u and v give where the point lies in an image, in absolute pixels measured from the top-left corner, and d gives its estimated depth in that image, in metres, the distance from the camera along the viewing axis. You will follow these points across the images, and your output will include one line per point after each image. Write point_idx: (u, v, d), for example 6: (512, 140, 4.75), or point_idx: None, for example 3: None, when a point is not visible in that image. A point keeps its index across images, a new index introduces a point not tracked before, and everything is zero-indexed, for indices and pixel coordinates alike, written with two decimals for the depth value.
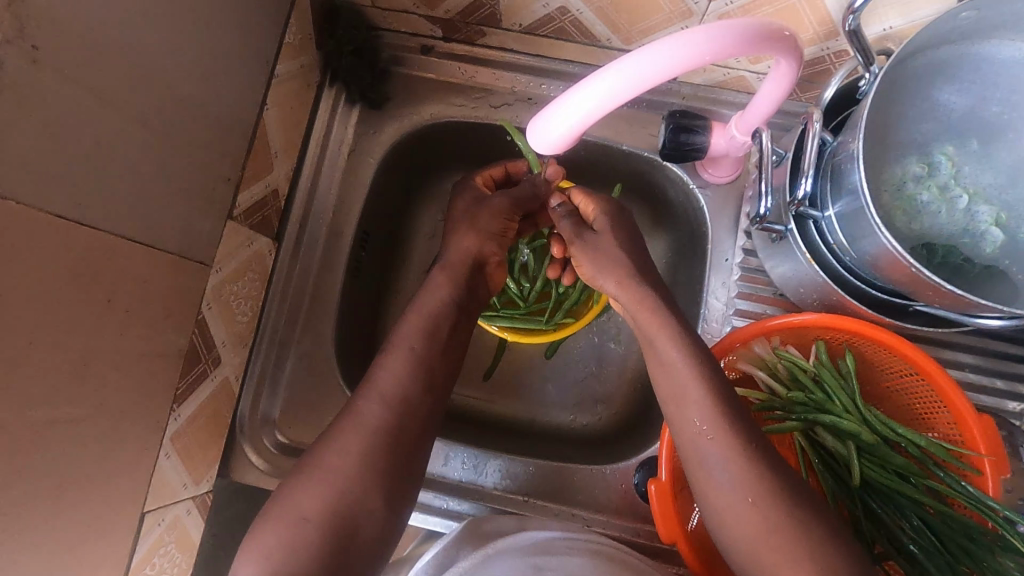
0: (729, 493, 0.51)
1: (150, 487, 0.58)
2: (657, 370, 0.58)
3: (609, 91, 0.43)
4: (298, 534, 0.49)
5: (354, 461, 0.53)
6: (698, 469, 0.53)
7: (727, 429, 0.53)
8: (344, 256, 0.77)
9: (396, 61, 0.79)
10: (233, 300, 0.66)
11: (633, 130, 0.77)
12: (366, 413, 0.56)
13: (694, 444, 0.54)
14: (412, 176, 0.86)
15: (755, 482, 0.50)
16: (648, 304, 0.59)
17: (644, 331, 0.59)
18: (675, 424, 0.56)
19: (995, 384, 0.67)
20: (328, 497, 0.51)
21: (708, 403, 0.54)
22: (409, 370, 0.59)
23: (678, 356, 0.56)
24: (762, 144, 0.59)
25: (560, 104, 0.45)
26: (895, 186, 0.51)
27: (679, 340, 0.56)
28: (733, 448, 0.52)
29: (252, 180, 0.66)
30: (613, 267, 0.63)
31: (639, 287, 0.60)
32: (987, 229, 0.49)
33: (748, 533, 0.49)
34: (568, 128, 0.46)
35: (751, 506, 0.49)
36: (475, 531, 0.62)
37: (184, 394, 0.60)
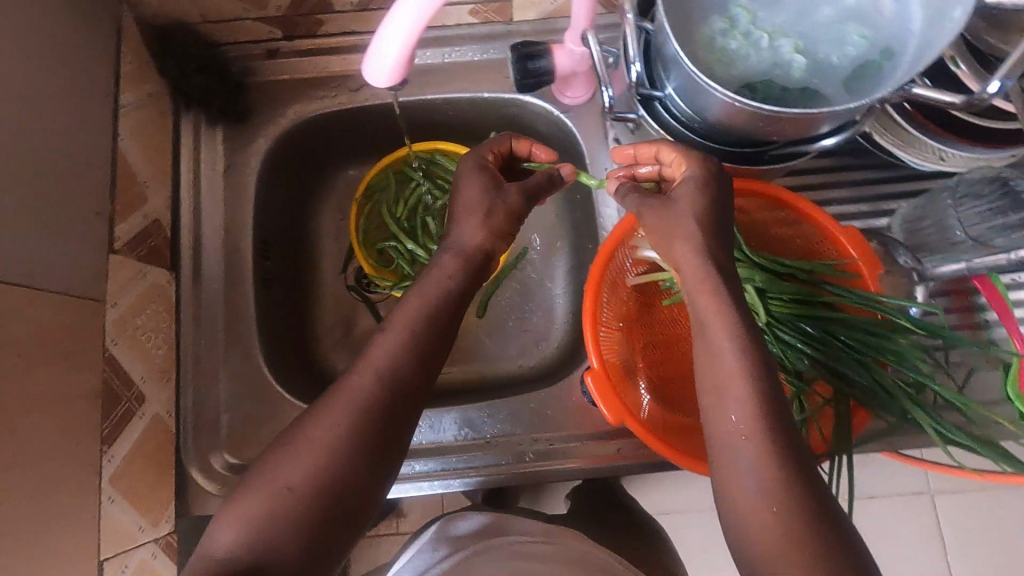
0: (755, 495, 0.44)
1: (101, 532, 0.57)
2: (697, 347, 0.50)
3: (405, 27, 0.47)
4: (278, 503, 0.48)
5: (325, 440, 0.51)
6: (722, 466, 0.47)
7: (769, 431, 0.45)
8: (249, 271, 0.77)
9: (247, 71, 0.79)
10: (143, 334, 0.65)
11: (490, 77, 0.81)
12: (356, 387, 0.53)
13: (732, 450, 0.46)
14: (298, 180, 0.87)
15: (784, 489, 0.43)
16: (711, 290, 0.49)
17: (699, 318, 0.50)
18: (707, 417, 0.49)
19: (861, 208, 0.76)
20: (308, 469, 0.50)
21: (750, 397, 0.46)
22: (406, 345, 0.55)
23: (732, 346, 0.48)
24: (592, 48, 0.63)
25: (374, 52, 0.49)
26: (707, 44, 0.56)
27: (731, 325, 0.48)
28: (770, 447, 0.45)
29: (126, 212, 0.66)
30: (687, 233, 0.52)
31: (704, 264, 0.51)
32: (791, 57, 0.56)
33: (762, 531, 0.43)
34: (391, 67, 0.49)
35: (773, 514, 0.43)
36: (444, 532, 0.71)
37: (113, 434, 0.59)
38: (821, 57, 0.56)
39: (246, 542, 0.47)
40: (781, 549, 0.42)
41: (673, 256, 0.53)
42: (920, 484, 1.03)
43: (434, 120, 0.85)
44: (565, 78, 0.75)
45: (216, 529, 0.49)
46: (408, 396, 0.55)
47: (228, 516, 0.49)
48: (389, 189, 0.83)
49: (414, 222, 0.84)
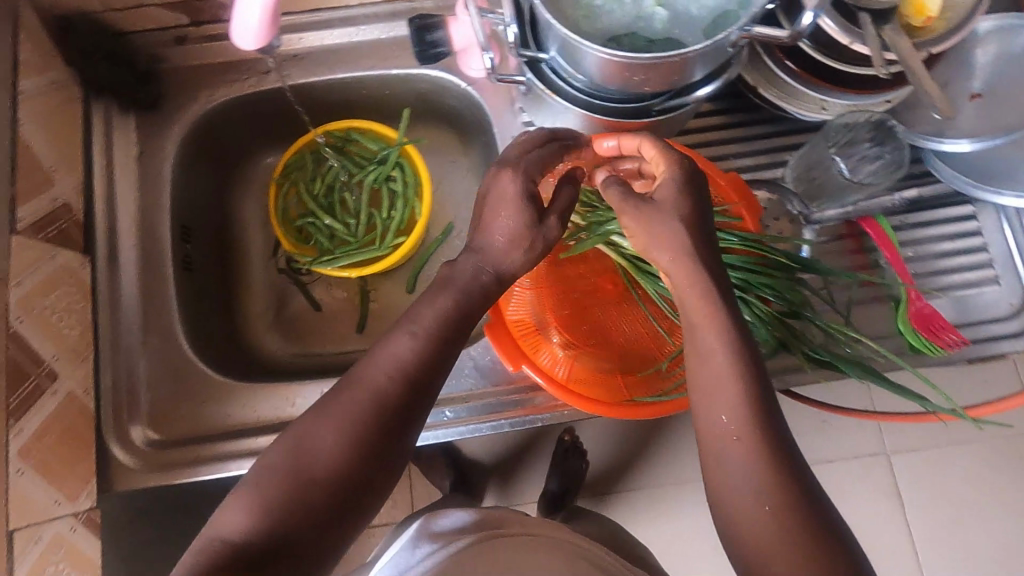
0: (746, 495, 0.46)
1: (9, 503, 0.58)
2: (691, 354, 0.51)
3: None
4: (299, 493, 0.47)
5: (340, 438, 0.49)
6: (713, 467, 0.48)
7: (762, 437, 0.47)
8: (167, 253, 0.78)
9: (156, 60, 0.81)
10: (53, 314, 0.66)
11: (397, 54, 0.83)
12: (380, 387, 0.51)
13: (718, 449, 0.48)
14: (219, 165, 0.89)
15: (784, 508, 0.45)
16: (703, 294, 0.50)
17: (691, 320, 0.51)
18: (694, 414, 0.51)
19: (757, 161, 0.79)
20: (335, 459, 0.49)
21: (744, 404, 0.48)
22: (417, 351, 0.53)
23: (726, 351, 0.49)
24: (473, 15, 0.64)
25: (239, 16, 0.52)
26: (573, 0, 0.59)
27: (723, 329, 0.49)
28: (763, 455, 0.47)
29: (31, 195, 0.67)
30: (666, 240, 0.51)
31: (699, 271, 0.50)
32: (653, 10, 0.59)
33: (754, 528, 0.45)
34: (258, 20, 0.52)
35: (768, 514, 0.45)
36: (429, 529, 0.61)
37: (20, 409, 0.60)
38: (680, 9, 0.59)
39: (261, 530, 0.45)
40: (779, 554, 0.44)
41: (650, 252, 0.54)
42: (875, 446, 1.07)
43: (349, 99, 0.87)
44: (463, 50, 0.76)
45: (214, 527, 0.46)
46: (394, 403, 0.51)
47: (236, 500, 0.47)
48: (306, 169, 0.85)
49: (332, 200, 0.86)
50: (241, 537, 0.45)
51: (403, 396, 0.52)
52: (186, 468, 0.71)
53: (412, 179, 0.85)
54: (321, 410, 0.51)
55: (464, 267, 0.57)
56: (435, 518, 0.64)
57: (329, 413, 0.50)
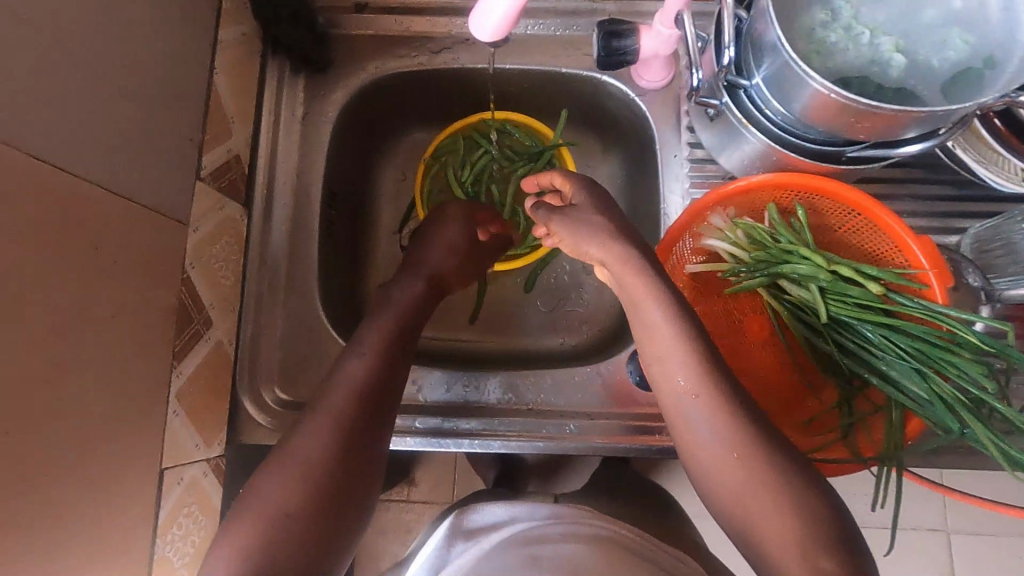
0: (714, 447, 0.51)
1: (165, 443, 0.59)
2: (640, 334, 0.56)
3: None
4: (274, 529, 0.47)
5: (326, 440, 0.52)
6: (682, 424, 0.53)
7: (715, 384, 0.52)
8: (315, 217, 0.79)
9: (332, 24, 0.82)
10: (215, 263, 0.68)
11: (569, 53, 0.81)
12: (339, 401, 0.55)
13: (677, 403, 0.53)
14: (369, 136, 0.89)
15: (738, 433, 0.50)
16: (635, 269, 0.56)
17: (632, 302, 0.56)
18: (656, 382, 0.55)
19: (932, 223, 0.75)
20: (296, 488, 0.49)
21: (691, 361, 0.53)
22: (370, 368, 0.58)
23: (664, 321, 0.54)
24: (687, 29, 0.64)
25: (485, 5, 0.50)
26: (806, 33, 0.56)
27: (665, 302, 0.54)
28: (720, 405, 0.51)
29: (214, 143, 0.68)
30: (595, 232, 0.59)
31: (625, 249, 0.57)
32: (891, 56, 0.55)
33: (733, 482, 0.50)
34: (505, 11, 0.50)
35: (737, 460, 0.50)
36: (460, 527, 0.64)
37: (183, 352, 0.62)
38: (920, 59, 0.55)
39: (248, 570, 0.44)
40: (763, 510, 0.48)
41: (581, 248, 0.61)
42: (937, 521, 1.02)
43: (506, 90, 0.86)
44: (644, 60, 0.75)
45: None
46: (383, 397, 0.57)
47: (218, 548, 0.46)
48: (457, 153, 0.84)
49: (478, 189, 0.86)
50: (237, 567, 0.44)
51: (385, 389, 0.58)
52: None
53: None
54: (273, 464, 0.51)
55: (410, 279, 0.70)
56: (469, 513, 0.65)
57: (280, 467, 0.50)
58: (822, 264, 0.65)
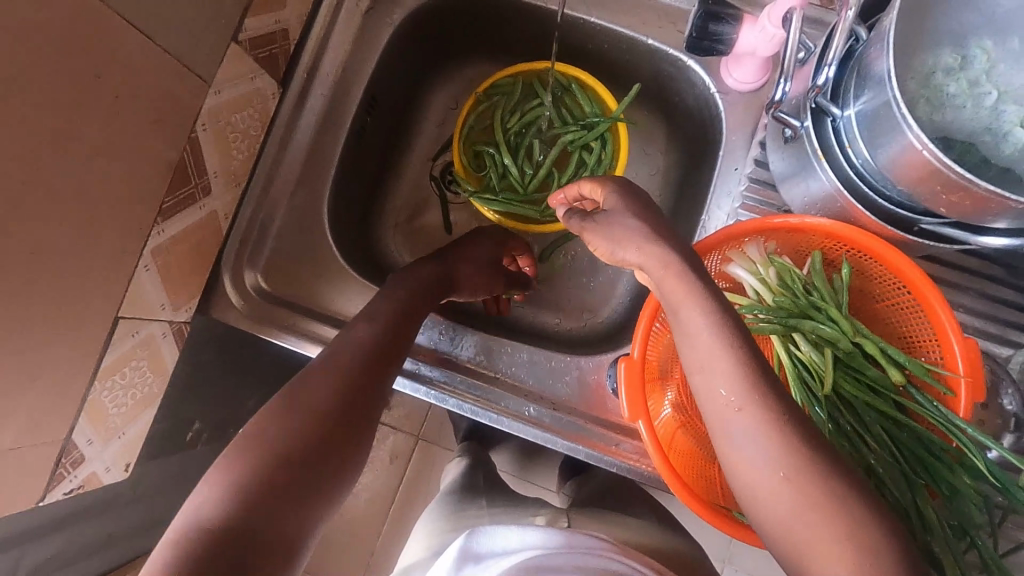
0: (759, 467, 0.43)
1: (127, 294, 0.58)
2: (681, 338, 0.49)
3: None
4: (240, 500, 0.42)
5: (313, 408, 0.50)
6: (724, 444, 0.46)
7: (764, 397, 0.44)
8: (347, 118, 0.75)
9: None
10: (230, 132, 0.65)
11: (661, 24, 0.73)
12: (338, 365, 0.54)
13: (721, 417, 0.46)
14: (430, 54, 0.84)
15: (789, 454, 0.43)
16: (675, 271, 0.48)
17: (669, 303, 0.48)
18: (697, 393, 0.48)
19: (987, 328, 0.67)
20: (270, 457, 0.45)
21: (738, 368, 0.45)
22: (372, 335, 0.58)
23: (706, 324, 0.46)
24: (791, 33, 0.56)
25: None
26: (923, 75, 0.48)
27: (709, 306, 0.46)
28: (769, 420, 0.44)
29: (261, 9, 0.64)
30: (628, 235, 0.50)
31: (664, 249, 0.49)
32: (1011, 128, 0.47)
33: (783, 509, 0.42)
34: None
35: (784, 482, 0.42)
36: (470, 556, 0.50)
37: (170, 211, 0.60)
38: None
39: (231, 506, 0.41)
40: (827, 547, 0.40)
41: (616, 252, 0.52)
42: None
43: (583, 45, 0.79)
44: (739, 55, 0.68)
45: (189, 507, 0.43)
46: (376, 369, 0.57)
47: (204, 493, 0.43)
48: (512, 97, 0.78)
49: (521, 141, 0.81)
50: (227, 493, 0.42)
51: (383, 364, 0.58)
52: (278, 331, 0.71)
53: (608, 160, 0.77)
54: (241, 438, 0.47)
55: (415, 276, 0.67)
56: (476, 536, 0.51)
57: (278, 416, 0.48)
58: (845, 332, 0.59)
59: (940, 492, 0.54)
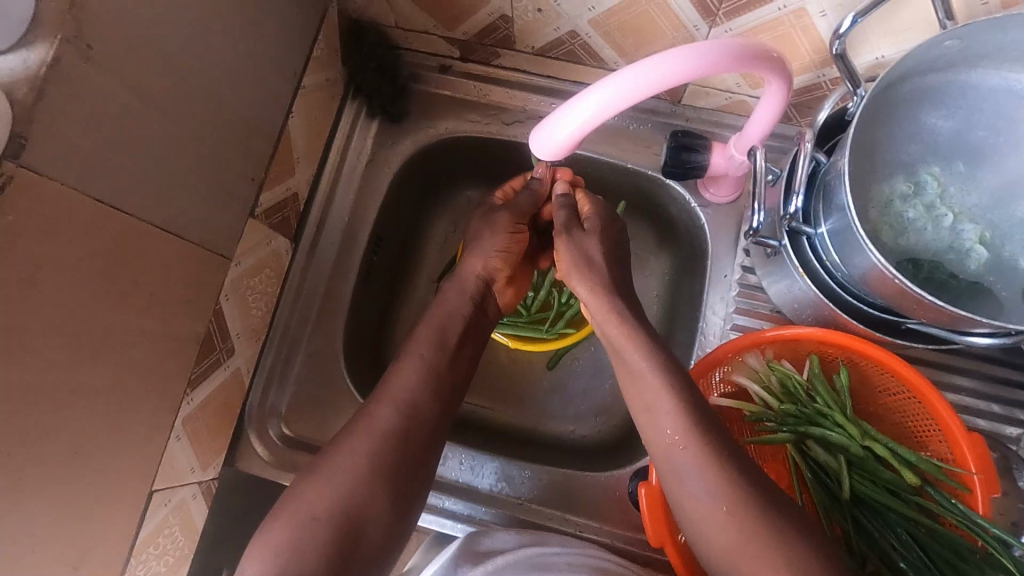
0: (704, 501, 0.51)
1: (160, 467, 0.61)
2: (628, 382, 0.59)
3: (576, 122, 0.48)
4: (304, 533, 0.51)
5: (363, 452, 0.56)
6: (674, 480, 0.53)
7: (701, 438, 0.53)
8: (356, 260, 0.80)
9: (416, 78, 0.84)
10: (250, 294, 0.70)
11: (638, 148, 0.80)
12: (379, 417, 0.59)
13: (668, 455, 0.54)
14: (429, 189, 0.91)
15: (726, 492, 0.50)
16: (618, 317, 0.60)
17: (615, 345, 0.60)
18: (648, 434, 0.57)
19: (991, 408, 0.68)
20: (331, 494, 0.53)
21: (679, 413, 0.54)
22: (416, 373, 0.62)
23: (647, 365, 0.57)
24: (757, 164, 0.62)
25: (539, 136, 0.50)
26: (882, 204, 0.53)
27: (647, 350, 0.58)
28: (706, 460, 0.52)
29: (274, 182, 0.70)
30: (588, 272, 0.63)
31: (611, 298, 0.61)
32: (972, 246, 0.51)
33: (722, 536, 0.49)
34: (590, 115, 0.47)
35: (725, 515, 0.49)
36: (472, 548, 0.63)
37: (198, 380, 0.64)
38: (1005, 256, 0.51)
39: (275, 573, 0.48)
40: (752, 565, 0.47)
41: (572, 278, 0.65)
42: None
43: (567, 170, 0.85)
44: (714, 176, 0.73)
45: (259, 546, 0.51)
46: (425, 419, 0.61)
47: (253, 554, 0.50)
48: None
49: None
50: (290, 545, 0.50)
51: (431, 408, 0.62)
52: None
53: None
54: (309, 475, 0.55)
55: (454, 295, 0.70)
56: (481, 536, 0.66)
57: (320, 474, 0.55)
58: (855, 437, 0.61)
59: None
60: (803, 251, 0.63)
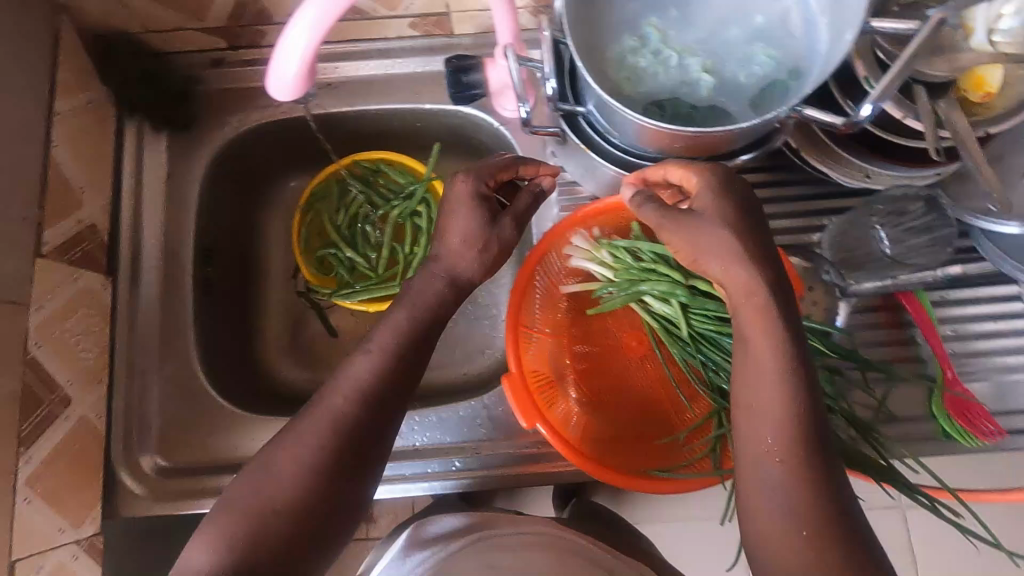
0: (780, 518, 0.45)
1: (14, 533, 0.57)
2: (737, 375, 0.50)
3: (307, 29, 0.48)
4: (258, 529, 0.50)
5: (318, 441, 0.54)
6: (752, 488, 0.47)
7: (799, 437, 0.46)
8: (187, 276, 0.78)
9: (193, 80, 0.82)
10: (70, 338, 0.67)
11: (431, 88, 0.82)
12: (337, 408, 0.55)
13: (755, 466, 0.47)
14: (253, 186, 0.89)
15: (808, 504, 0.45)
16: (760, 303, 0.49)
17: (741, 334, 0.50)
18: (739, 436, 0.49)
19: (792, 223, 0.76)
20: (285, 491, 0.52)
21: (793, 420, 0.47)
22: (382, 365, 0.57)
23: (775, 349, 0.48)
24: (510, 66, 0.62)
25: (278, 61, 0.50)
26: (618, 61, 0.57)
27: (784, 354, 0.48)
28: (806, 480, 0.45)
29: (57, 217, 0.67)
30: (721, 244, 0.50)
31: (750, 274, 0.49)
32: (699, 75, 0.57)
33: (778, 549, 0.45)
34: (310, 37, 0.49)
35: (806, 538, 0.44)
36: (418, 534, 0.71)
37: (32, 436, 0.60)
38: (727, 76, 0.58)
39: (218, 568, 0.48)
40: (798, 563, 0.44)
41: (697, 261, 0.52)
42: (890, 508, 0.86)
43: (382, 128, 0.86)
44: (499, 93, 0.75)
45: (211, 528, 0.50)
46: (376, 422, 0.56)
47: (199, 540, 0.50)
48: (330, 198, 0.85)
49: (356, 230, 0.86)
50: (249, 544, 0.49)
51: (396, 387, 0.58)
52: (190, 500, 0.71)
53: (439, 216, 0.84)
54: (263, 466, 0.53)
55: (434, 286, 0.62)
56: (425, 522, 0.72)
57: (275, 469, 0.53)
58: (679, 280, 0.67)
59: None
60: (583, 130, 0.66)
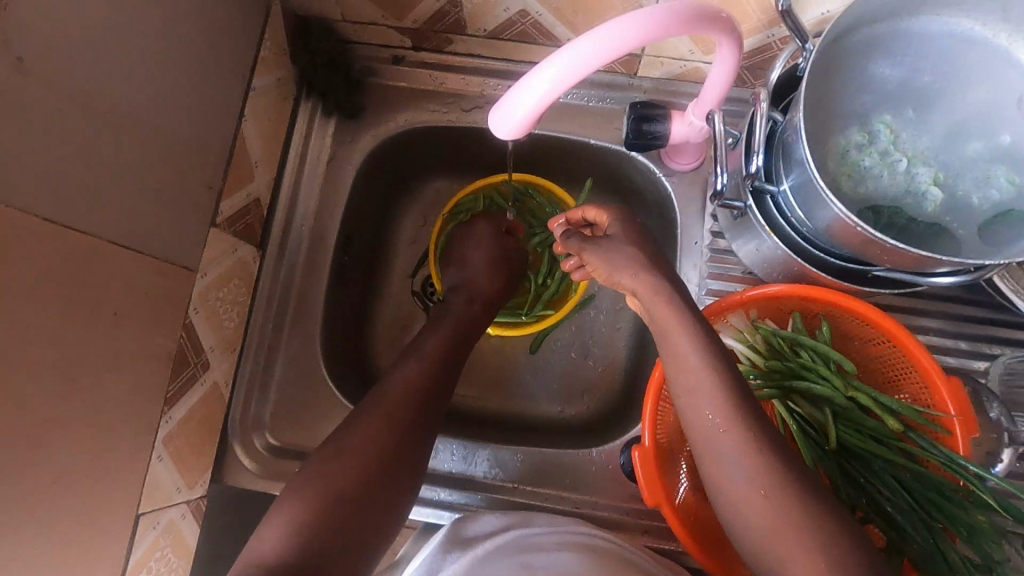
0: (741, 484, 0.49)
1: (145, 489, 0.59)
2: (669, 363, 0.55)
3: (548, 82, 0.46)
4: (325, 514, 0.52)
5: (381, 428, 0.58)
6: (712, 463, 0.51)
7: (742, 420, 0.50)
8: (325, 263, 0.79)
9: (369, 72, 0.83)
10: (221, 306, 0.68)
11: (598, 124, 0.80)
12: (393, 402, 0.61)
13: (705, 434, 0.51)
14: (397, 183, 0.89)
15: (784, 494, 0.47)
16: (665, 300, 0.55)
17: (660, 330, 0.55)
18: (685, 413, 0.54)
19: (959, 345, 0.71)
20: (343, 474, 0.55)
21: (725, 396, 0.51)
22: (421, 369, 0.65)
23: (694, 353, 0.53)
24: (716, 128, 0.62)
25: (508, 103, 0.49)
26: (840, 154, 0.54)
27: (695, 334, 0.53)
28: (747, 439, 0.49)
29: (233, 188, 0.69)
30: (625, 259, 0.59)
31: (657, 280, 0.56)
32: (927, 188, 0.53)
33: (759, 521, 0.48)
34: (555, 82, 0.46)
35: (763, 496, 0.48)
36: (458, 534, 0.61)
37: (175, 397, 0.62)
38: (958, 194, 0.53)
39: (289, 549, 0.49)
40: (798, 555, 0.46)
41: (614, 276, 0.60)
42: None
43: (536, 151, 0.85)
44: (677, 146, 0.73)
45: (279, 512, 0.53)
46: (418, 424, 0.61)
47: (271, 524, 0.52)
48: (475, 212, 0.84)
49: None
50: (311, 521, 0.51)
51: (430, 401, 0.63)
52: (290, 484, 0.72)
53: None
54: (327, 452, 0.57)
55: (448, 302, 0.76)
56: (465, 522, 0.63)
57: (335, 453, 0.56)
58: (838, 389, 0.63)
59: (959, 534, 0.56)
60: (767, 209, 0.64)
